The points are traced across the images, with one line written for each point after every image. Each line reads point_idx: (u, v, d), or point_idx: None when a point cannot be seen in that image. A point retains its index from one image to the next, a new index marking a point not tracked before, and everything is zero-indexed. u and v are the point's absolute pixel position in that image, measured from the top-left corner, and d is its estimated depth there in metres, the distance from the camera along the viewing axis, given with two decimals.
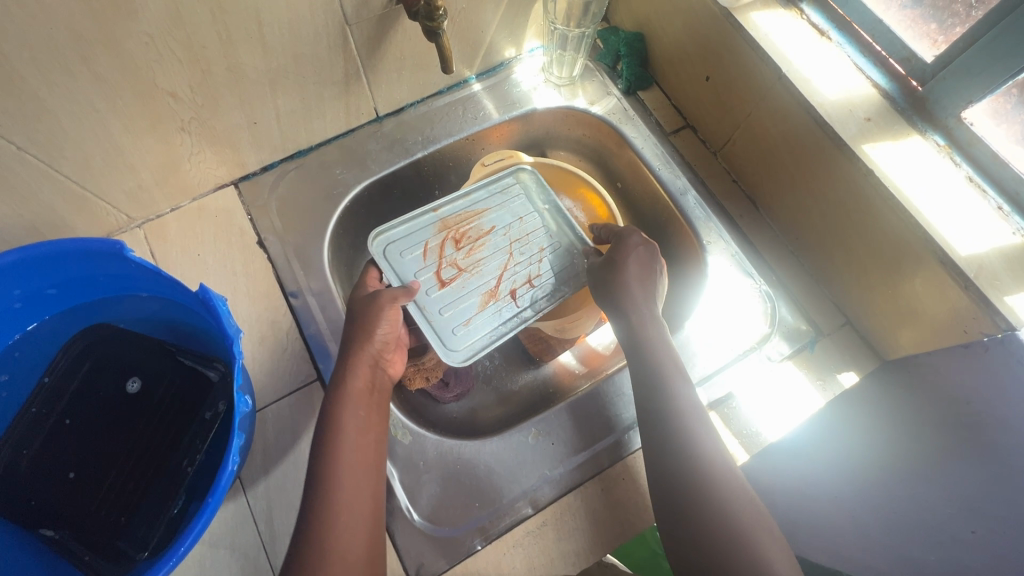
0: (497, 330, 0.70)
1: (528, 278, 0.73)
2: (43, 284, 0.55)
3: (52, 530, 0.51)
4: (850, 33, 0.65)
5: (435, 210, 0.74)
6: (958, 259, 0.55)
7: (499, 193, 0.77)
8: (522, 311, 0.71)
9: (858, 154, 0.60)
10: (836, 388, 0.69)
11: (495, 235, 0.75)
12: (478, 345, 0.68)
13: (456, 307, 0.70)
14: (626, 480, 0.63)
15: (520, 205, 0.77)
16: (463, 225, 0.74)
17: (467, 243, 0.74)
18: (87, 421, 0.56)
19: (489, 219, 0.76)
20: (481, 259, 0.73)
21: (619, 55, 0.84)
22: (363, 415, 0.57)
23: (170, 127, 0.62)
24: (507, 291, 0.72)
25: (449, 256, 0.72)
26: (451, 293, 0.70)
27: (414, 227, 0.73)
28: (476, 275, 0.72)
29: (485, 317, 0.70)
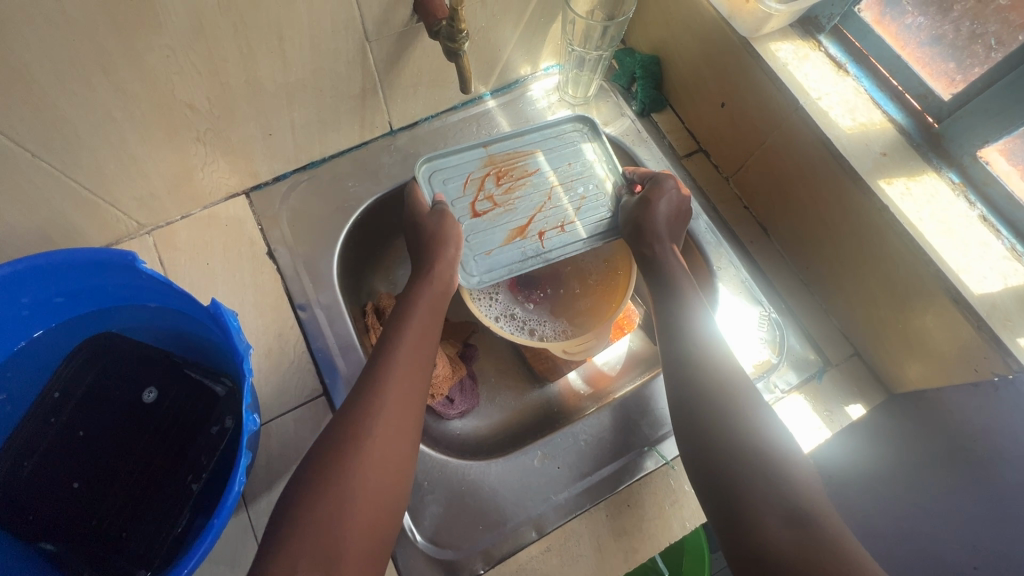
0: (516, 263, 0.67)
1: (561, 223, 0.70)
2: (50, 293, 0.55)
3: (52, 543, 0.51)
4: (867, 66, 0.65)
5: (485, 147, 0.73)
6: (970, 297, 0.56)
7: (553, 139, 0.75)
8: (545, 254, 0.68)
9: (874, 189, 0.60)
10: (842, 419, 0.69)
11: (538, 177, 0.73)
12: (494, 272, 0.67)
13: (481, 236, 0.69)
14: (632, 506, 0.63)
15: (571, 153, 0.74)
16: (509, 163, 0.73)
17: (508, 181, 0.72)
18: (90, 432, 0.55)
19: (537, 161, 0.73)
20: (519, 196, 0.71)
21: (635, 77, 0.84)
22: (422, 320, 0.60)
23: (186, 137, 0.62)
24: (536, 231, 0.69)
25: (488, 191, 0.71)
26: (481, 223, 0.69)
27: (461, 160, 0.73)
28: (509, 211, 0.70)
29: (507, 250, 0.68)
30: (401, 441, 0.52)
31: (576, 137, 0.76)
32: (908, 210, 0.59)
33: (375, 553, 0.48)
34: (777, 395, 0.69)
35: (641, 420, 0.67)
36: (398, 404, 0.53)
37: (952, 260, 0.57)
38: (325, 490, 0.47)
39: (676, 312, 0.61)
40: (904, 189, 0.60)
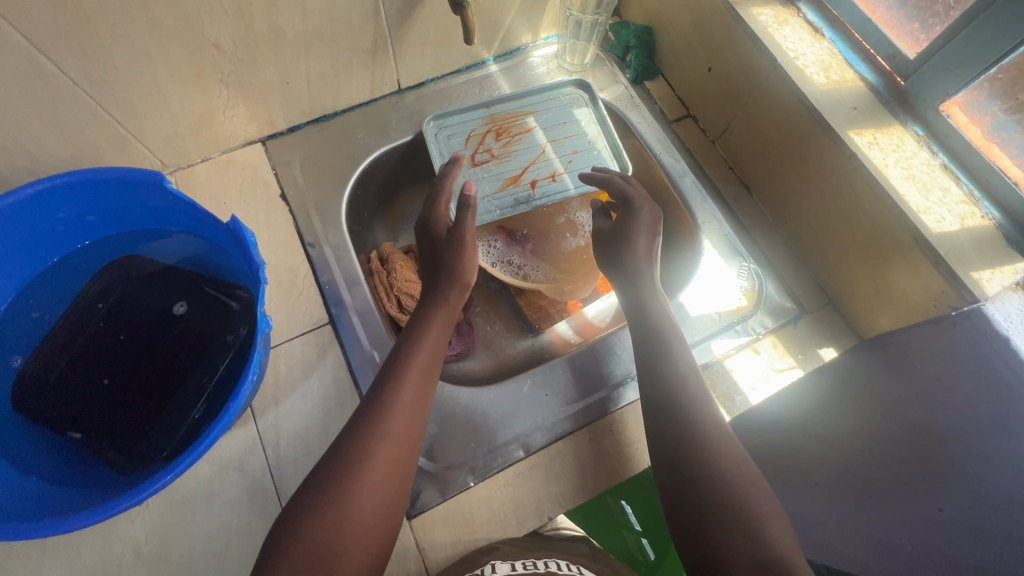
0: (508, 208, 0.76)
1: (551, 174, 0.79)
2: (85, 210, 0.60)
3: (79, 432, 0.56)
4: (842, 31, 0.70)
5: (488, 106, 0.82)
6: (929, 236, 0.60)
7: (552, 100, 0.83)
8: (534, 201, 0.77)
9: (844, 138, 0.64)
10: (816, 360, 0.73)
11: (535, 134, 0.81)
12: (489, 215, 0.76)
13: (479, 184, 0.78)
14: (614, 431, 0.67)
15: (567, 113, 0.82)
16: (508, 121, 0.81)
17: (508, 137, 0.81)
18: (115, 339, 0.60)
19: (535, 120, 0.82)
20: (516, 151, 0.80)
21: (629, 46, 0.89)
22: (432, 341, 0.62)
23: (211, 78, 0.67)
24: (528, 181, 0.78)
25: (488, 146, 0.80)
26: (479, 172, 0.78)
27: (465, 117, 0.81)
28: (506, 163, 0.79)
29: (502, 197, 0.77)
30: (407, 456, 0.55)
31: (575, 98, 0.83)
32: (875, 157, 0.63)
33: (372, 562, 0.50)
34: (753, 337, 0.74)
35: (622, 355, 0.72)
36: (407, 418, 0.56)
37: (913, 202, 0.61)
38: (334, 496, 0.50)
39: None
40: (871, 139, 0.64)
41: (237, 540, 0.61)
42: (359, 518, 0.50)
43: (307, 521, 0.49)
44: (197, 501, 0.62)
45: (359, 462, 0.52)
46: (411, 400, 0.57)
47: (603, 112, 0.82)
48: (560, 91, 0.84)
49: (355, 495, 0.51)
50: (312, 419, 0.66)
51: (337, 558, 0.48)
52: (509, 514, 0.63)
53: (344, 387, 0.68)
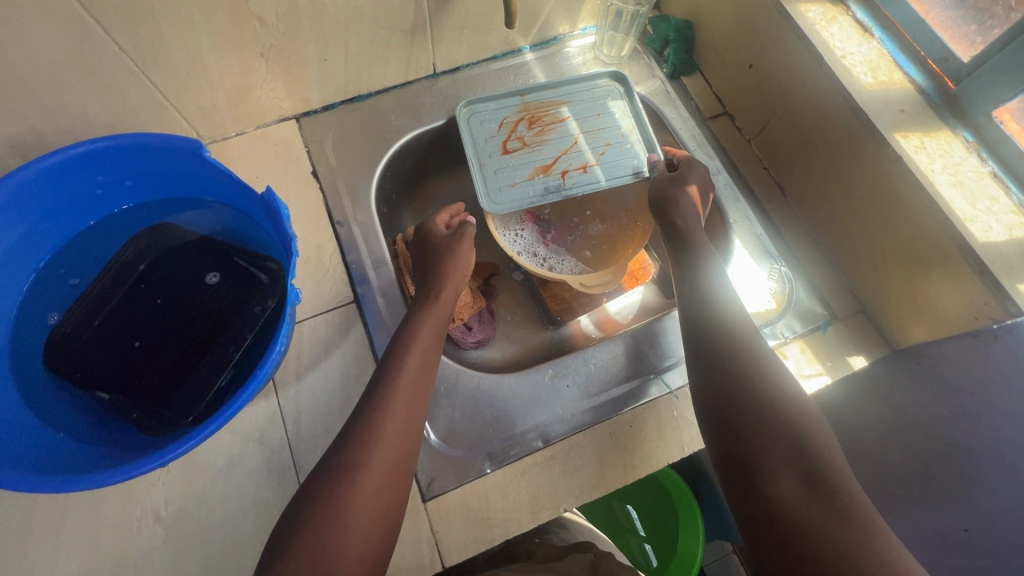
0: (537, 197, 0.73)
1: (583, 165, 0.76)
2: (124, 175, 0.60)
3: (107, 393, 0.56)
4: (892, 32, 0.68)
5: (522, 93, 0.79)
6: (974, 245, 0.58)
7: (585, 91, 0.81)
8: (564, 191, 0.74)
9: (890, 141, 0.63)
10: (843, 368, 0.72)
11: (568, 125, 0.79)
12: (517, 204, 0.73)
13: (509, 171, 0.75)
14: (634, 427, 0.67)
15: (601, 105, 0.80)
16: (542, 110, 0.79)
17: (540, 126, 0.78)
18: (146, 304, 0.61)
19: (570, 111, 0.79)
20: (549, 140, 0.77)
21: (668, 41, 0.88)
22: (424, 343, 0.62)
23: (252, 51, 0.67)
24: (559, 170, 0.75)
25: (520, 133, 0.78)
26: (510, 159, 0.76)
27: (499, 103, 0.79)
28: (537, 151, 0.76)
29: (531, 185, 0.74)
30: (400, 465, 0.54)
31: (609, 91, 0.81)
32: (921, 161, 0.62)
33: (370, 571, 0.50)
34: (780, 341, 0.73)
35: (636, 354, 0.71)
36: (401, 422, 0.56)
37: (960, 210, 0.59)
38: (332, 501, 0.50)
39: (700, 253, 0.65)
40: (919, 142, 0.63)
41: (254, 510, 0.61)
42: (358, 522, 0.50)
43: (304, 527, 0.49)
44: (216, 469, 0.62)
45: (351, 475, 0.51)
46: (406, 403, 0.57)
47: (637, 107, 0.79)
48: (594, 83, 0.82)
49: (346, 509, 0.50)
50: (333, 396, 0.66)
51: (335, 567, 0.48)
52: (524, 503, 0.63)
53: (366, 367, 0.68)
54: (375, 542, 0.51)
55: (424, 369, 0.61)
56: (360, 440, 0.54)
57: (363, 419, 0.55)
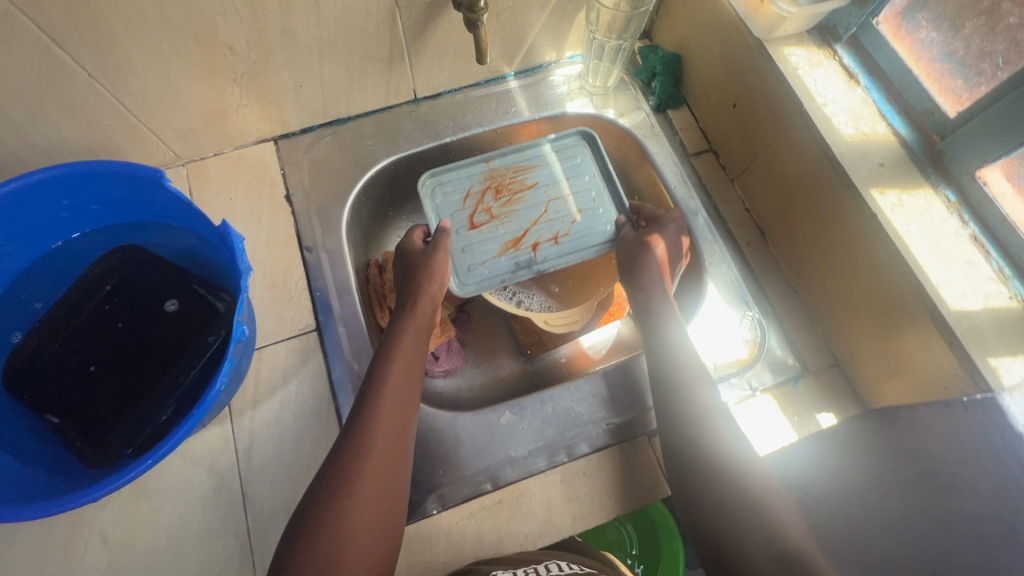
0: (508, 275, 0.69)
1: (555, 235, 0.71)
2: (89, 199, 0.61)
3: (57, 417, 0.57)
4: (878, 79, 0.65)
5: (487, 160, 0.75)
6: (947, 313, 0.56)
7: (554, 153, 0.76)
8: (537, 265, 0.70)
9: (866, 197, 0.60)
10: (812, 426, 0.69)
11: (537, 191, 0.74)
12: (487, 285, 0.69)
13: (476, 247, 0.71)
14: (586, 475, 0.66)
15: (571, 167, 0.75)
16: (508, 177, 0.74)
17: (507, 194, 0.74)
18: (103, 328, 0.62)
19: (538, 175, 0.75)
20: (518, 210, 0.73)
21: (655, 73, 0.86)
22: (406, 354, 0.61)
23: (225, 78, 0.68)
24: (529, 243, 0.71)
25: (487, 204, 0.73)
26: (477, 234, 0.71)
27: (463, 173, 0.75)
28: (506, 223, 0.72)
29: (501, 262, 0.70)
30: (389, 490, 0.53)
31: (578, 150, 0.76)
32: (897, 221, 0.59)
33: None
34: (748, 393, 0.70)
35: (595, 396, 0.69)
36: (388, 435, 0.55)
37: (934, 274, 0.57)
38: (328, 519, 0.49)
39: None
40: (896, 200, 0.60)
41: (199, 537, 0.62)
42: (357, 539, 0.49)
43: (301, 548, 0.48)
44: (167, 493, 0.63)
45: (342, 493, 0.51)
46: (393, 415, 0.57)
47: (606, 164, 0.74)
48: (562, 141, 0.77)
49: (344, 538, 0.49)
50: (286, 425, 0.66)
51: None
52: (467, 548, 0.62)
53: (322, 398, 0.68)
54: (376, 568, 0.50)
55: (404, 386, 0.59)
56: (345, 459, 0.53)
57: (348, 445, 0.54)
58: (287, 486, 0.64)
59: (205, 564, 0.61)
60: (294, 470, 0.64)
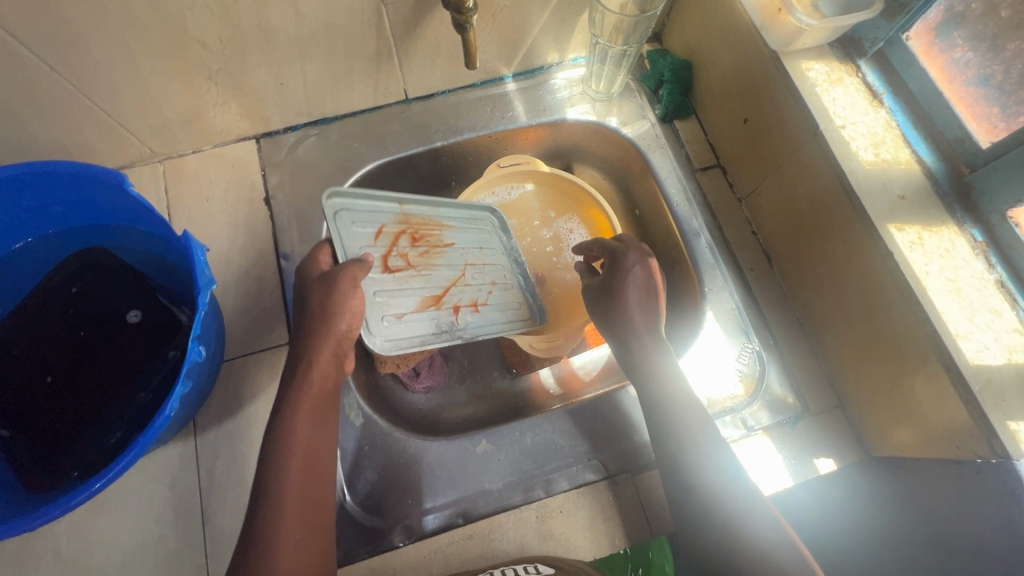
0: (427, 336, 0.65)
1: (474, 302, 0.69)
2: (49, 201, 0.58)
3: (7, 430, 0.55)
4: (904, 101, 0.59)
5: (400, 201, 0.68)
6: (964, 366, 0.50)
7: (470, 217, 0.73)
8: (460, 330, 0.67)
9: (882, 233, 0.55)
10: (809, 471, 0.65)
11: (454, 251, 0.70)
12: (404, 344, 0.63)
13: (393, 298, 0.64)
14: (564, 514, 0.62)
15: (487, 238, 0.74)
16: (424, 226, 0.69)
17: (424, 244, 0.69)
18: (62, 338, 0.59)
19: (453, 234, 0.71)
20: (433, 264, 0.68)
21: (662, 80, 0.80)
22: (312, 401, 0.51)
23: (199, 74, 0.63)
24: (449, 303, 0.68)
25: (401, 249, 0.67)
26: (392, 283, 0.65)
27: (374, 209, 0.66)
28: (426, 279, 0.67)
29: (419, 320, 0.65)
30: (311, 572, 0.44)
31: (491, 224, 0.74)
32: (916, 261, 0.53)
33: None
34: (742, 432, 0.66)
35: (574, 428, 0.66)
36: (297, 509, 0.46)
37: (952, 322, 0.52)
38: None
39: None
40: (916, 238, 0.54)
41: (155, 558, 0.59)
42: None
43: None
44: (124, 511, 0.61)
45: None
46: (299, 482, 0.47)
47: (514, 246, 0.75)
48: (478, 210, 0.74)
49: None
50: (252, 444, 0.63)
51: None
52: None
53: None
54: None
55: (313, 462, 0.48)
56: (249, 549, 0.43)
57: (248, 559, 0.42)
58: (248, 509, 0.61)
59: None
60: None
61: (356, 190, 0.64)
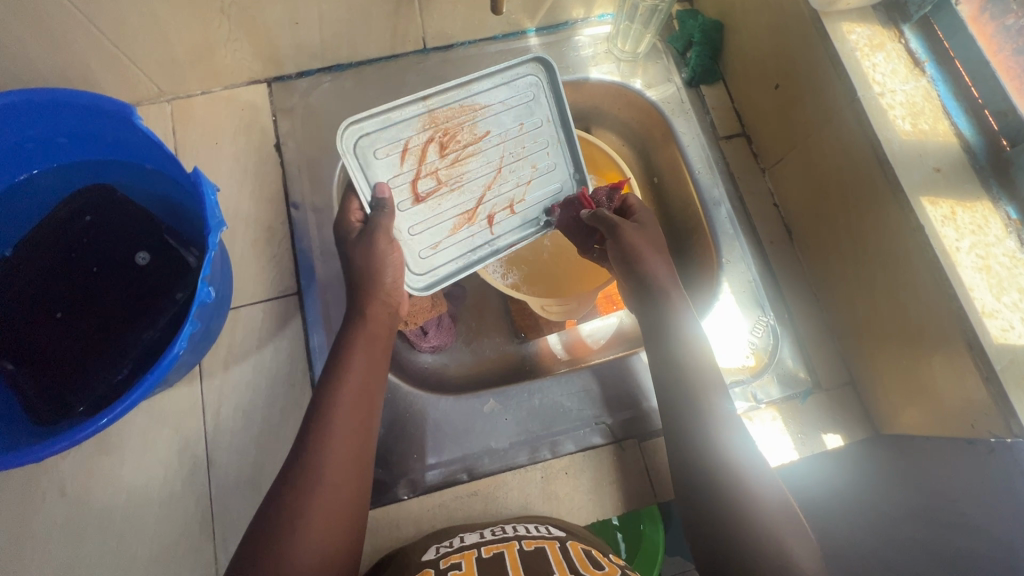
0: (463, 257, 0.62)
1: (510, 203, 0.64)
2: (55, 132, 0.56)
3: (11, 364, 0.54)
4: (948, 70, 0.57)
5: (423, 101, 0.63)
6: (987, 344, 0.49)
7: (503, 87, 0.65)
8: (498, 240, 0.63)
9: (915, 206, 0.53)
10: (814, 445, 0.65)
11: (488, 143, 0.64)
12: (442, 274, 0.61)
13: (424, 224, 0.62)
14: (568, 475, 0.62)
15: (525, 108, 0.65)
16: (454, 124, 0.63)
17: (455, 149, 0.63)
18: (69, 275, 0.57)
19: (486, 121, 0.64)
20: (467, 171, 0.63)
21: (692, 42, 0.77)
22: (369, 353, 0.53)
23: (211, 8, 0.60)
24: (484, 215, 0.63)
25: (431, 164, 0.63)
26: (424, 208, 0.62)
27: (397, 121, 0.62)
28: (458, 192, 0.63)
29: (455, 240, 0.62)
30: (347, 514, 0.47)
31: (532, 82, 0.65)
32: (946, 236, 0.52)
33: None
34: (750, 405, 0.65)
35: (584, 392, 0.65)
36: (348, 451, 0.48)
37: (980, 300, 0.50)
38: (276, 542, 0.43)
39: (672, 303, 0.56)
40: (948, 213, 0.53)
41: (160, 498, 0.59)
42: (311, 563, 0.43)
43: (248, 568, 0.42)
44: (129, 451, 0.61)
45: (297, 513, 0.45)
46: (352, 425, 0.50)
47: (563, 103, 0.65)
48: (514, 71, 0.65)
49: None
50: (259, 392, 0.63)
51: None
52: None
53: (297, 367, 0.64)
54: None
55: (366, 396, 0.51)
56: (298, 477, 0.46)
57: (297, 468, 0.47)
58: (254, 456, 0.61)
59: (163, 528, 0.59)
60: (261, 439, 0.61)
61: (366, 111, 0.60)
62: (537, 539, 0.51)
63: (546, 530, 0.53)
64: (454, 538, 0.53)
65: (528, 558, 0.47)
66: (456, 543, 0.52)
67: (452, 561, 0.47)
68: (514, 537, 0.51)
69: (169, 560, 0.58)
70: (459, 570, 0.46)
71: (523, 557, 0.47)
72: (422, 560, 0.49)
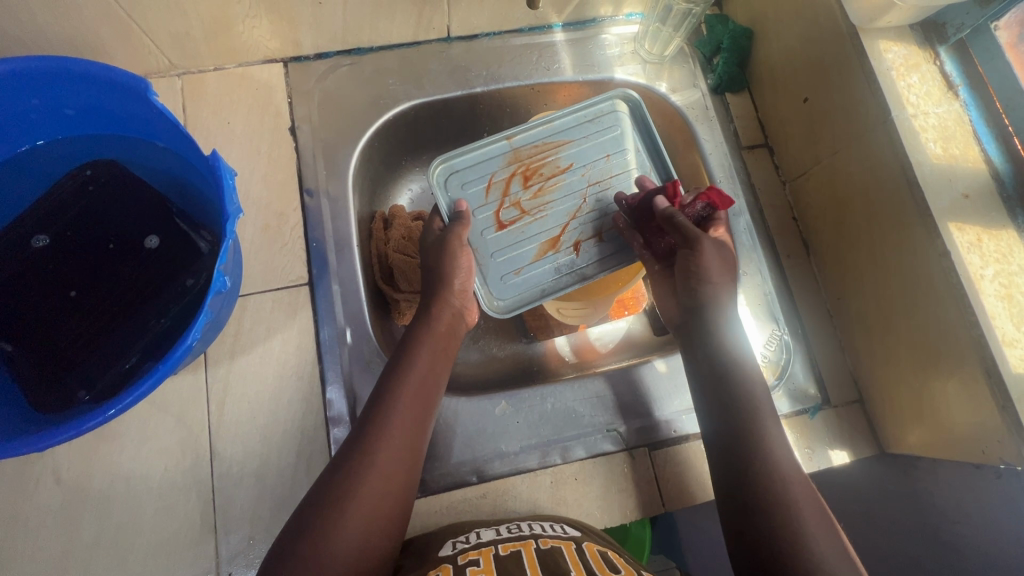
0: (548, 285, 0.63)
1: (598, 230, 0.65)
2: (62, 103, 0.53)
3: (10, 345, 0.52)
4: (981, 95, 0.56)
5: (508, 138, 0.66)
6: (1006, 373, 0.49)
7: (586, 124, 0.67)
8: (581, 268, 0.64)
9: (942, 230, 0.53)
10: (822, 460, 0.64)
11: (573, 174, 0.66)
12: (523, 302, 0.62)
13: (511, 252, 0.63)
14: (578, 481, 0.62)
15: (610, 140, 0.66)
16: (537, 160, 0.65)
17: (538, 181, 0.65)
18: (74, 253, 0.56)
19: (570, 154, 0.66)
20: (550, 201, 0.64)
21: (719, 48, 0.76)
22: (440, 329, 0.58)
23: None
24: (569, 243, 0.64)
25: (514, 195, 0.65)
26: (508, 235, 0.64)
27: (483, 157, 0.65)
28: (540, 219, 0.64)
29: (539, 268, 0.63)
30: (408, 463, 0.49)
31: (616, 118, 0.67)
32: (971, 262, 0.52)
33: (382, 550, 0.46)
34: None
35: (608, 400, 0.65)
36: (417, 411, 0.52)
37: (1000, 327, 0.50)
38: (349, 466, 0.47)
39: (688, 313, 0.59)
40: (974, 240, 0.52)
41: (159, 487, 0.58)
42: (375, 495, 0.46)
43: (323, 486, 0.46)
44: (129, 438, 0.59)
45: (368, 445, 0.48)
46: (422, 390, 0.53)
47: (653, 136, 0.66)
48: (599, 108, 0.67)
49: (351, 512, 0.44)
50: (266, 382, 0.61)
51: (353, 531, 0.44)
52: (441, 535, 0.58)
53: (307, 359, 0.62)
54: (386, 535, 0.46)
55: (426, 388, 0.53)
56: (372, 417, 0.50)
57: (355, 447, 0.48)
58: (259, 448, 0.59)
59: (163, 518, 0.57)
60: (267, 431, 0.60)
61: (457, 150, 0.64)
62: (554, 538, 0.50)
63: (563, 530, 0.52)
64: (471, 534, 0.53)
65: (546, 557, 0.47)
66: (473, 540, 0.51)
67: (470, 557, 0.47)
68: (531, 536, 0.51)
69: (168, 551, 0.56)
70: (478, 566, 0.45)
71: (541, 555, 0.47)
72: (440, 555, 0.49)
